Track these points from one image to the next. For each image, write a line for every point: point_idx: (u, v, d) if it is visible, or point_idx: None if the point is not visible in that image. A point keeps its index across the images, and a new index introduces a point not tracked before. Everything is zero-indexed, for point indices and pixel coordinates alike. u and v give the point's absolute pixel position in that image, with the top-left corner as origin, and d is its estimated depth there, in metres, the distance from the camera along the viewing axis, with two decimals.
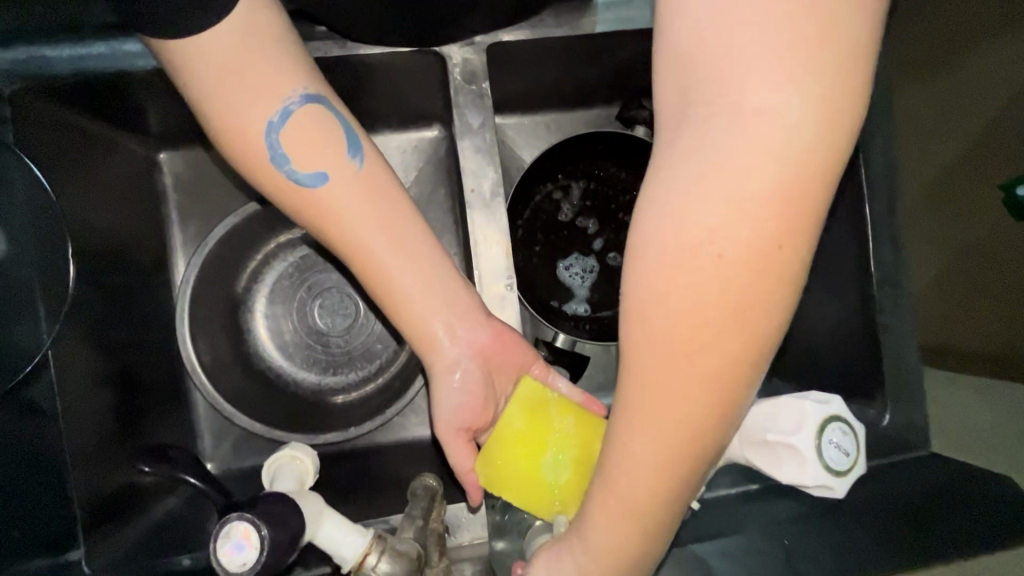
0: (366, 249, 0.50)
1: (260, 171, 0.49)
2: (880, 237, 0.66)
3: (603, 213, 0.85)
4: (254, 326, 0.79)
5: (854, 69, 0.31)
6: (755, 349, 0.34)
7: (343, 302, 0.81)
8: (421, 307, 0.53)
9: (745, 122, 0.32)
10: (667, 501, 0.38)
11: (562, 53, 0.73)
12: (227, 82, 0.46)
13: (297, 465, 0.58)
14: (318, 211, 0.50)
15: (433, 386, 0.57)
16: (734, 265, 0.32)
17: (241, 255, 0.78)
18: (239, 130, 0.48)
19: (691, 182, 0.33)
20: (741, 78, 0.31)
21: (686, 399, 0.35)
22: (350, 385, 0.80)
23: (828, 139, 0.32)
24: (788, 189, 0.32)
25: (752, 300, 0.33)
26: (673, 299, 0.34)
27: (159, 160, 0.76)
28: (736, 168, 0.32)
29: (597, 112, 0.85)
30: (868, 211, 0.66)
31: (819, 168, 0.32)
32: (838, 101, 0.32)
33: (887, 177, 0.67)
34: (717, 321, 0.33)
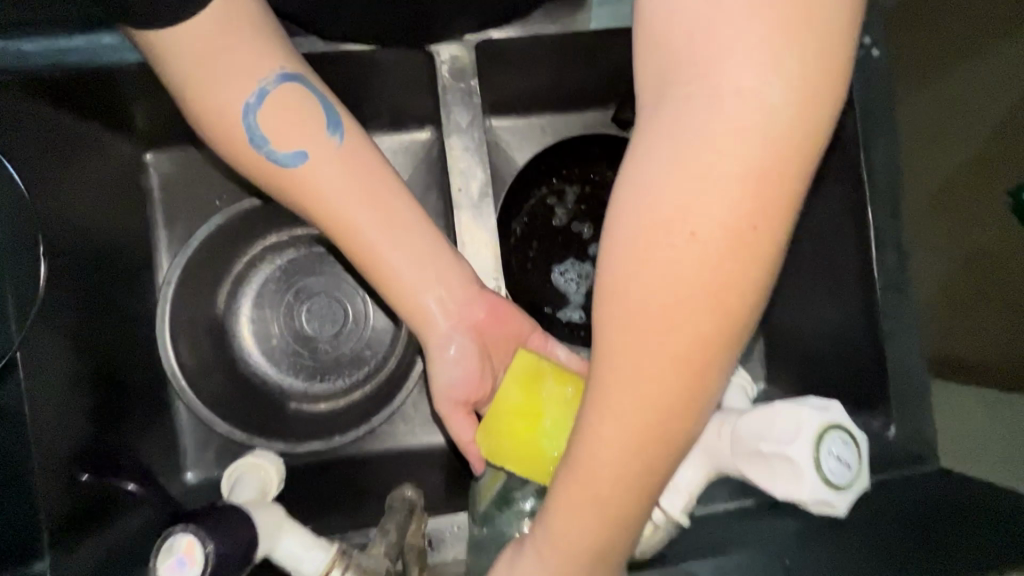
0: (355, 232, 0.48)
1: (241, 155, 0.48)
2: (883, 242, 0.64)
3: (599, 217, 0.83)
4: (239, 330, 0.77)
5: (839, 48, 0.30)
6: (730, 339, 0.32)
7: (332, 306, 0.79)
8: (412, 290, 0.51)
9: (721, 95, 0.30)
10: (635, 503, 0.36)
11: (554, 53, 0.72)
12: (205, 67, 0.45)
13: (261, 474, 0.56)
14: (302, 192, 0.48)
15: (431, 366, 0.56)
16: (707, 247, 0.30)
17: (228, 257, 0.77)
18: (219, 113, 0.47)
19: (663, 161, 0.31)
20: (718, 51, 0.29)
21: (656, 392, 0.33)
22: (337, 392, 0.78)
23: (808, 118, 0.30)
24: (764, 169, 0.30)
25: (726, 287, 0.31)
26: (643, 285, 0.32)
27: (145, 161, 0.75)
28: (709, 144, 0.30)
29: (591, 114, 0.83)
30: (870, 214, 0.64)
31: (798, 149, 0.30)
32: (820, 79, 0.30)
33: (890, 179, 0.65)
34: (689, 308, 0.31)
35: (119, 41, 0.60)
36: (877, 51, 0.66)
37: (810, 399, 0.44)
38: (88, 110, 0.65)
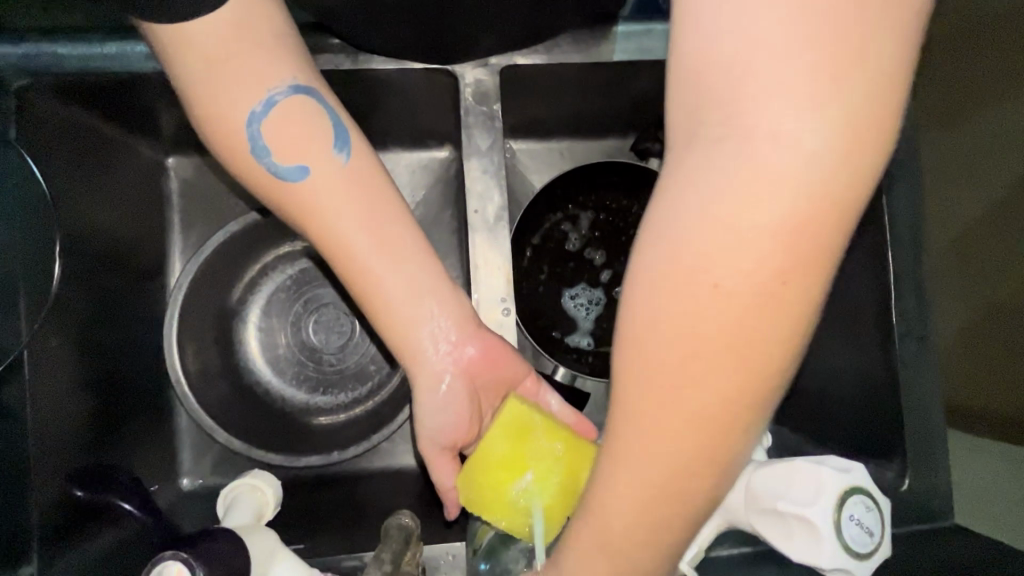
0: (342, 248, 0.48)
1: (243, 165, 0.49)
2: (903, 288, 0.63)
3: (612, 245, 0.83)
4: (245, 338, 0.77)
5: (887, 93, 0.29)
6: (756, 393, 0.31)
7: (339, 320, 0.79)
8: (396, 311, 0.50)
9: (753, 144, 0.29)
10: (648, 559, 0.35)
11: (578, 82, 0.72)
12: (213, 72, 0.45)
13: (257, 496, 0.55)
14: (300, 205, 0.48)
15: (417, 394, 0.55)
16: (732, 300, 0.30)
17: (238, 264, 0.76)
18: (225, 119, 0.47)
19: (692, 208, 0.30)
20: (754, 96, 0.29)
21: (675, 446, 0.32)
22: (339, 407, 0.77)
23: (849, 170, 0.29)
24: (798, 220, 0.29)
25: (754, 341, 0.30)
26: (664, 330, 0.31)
27: (167, 165, 0.75)
28: (742, 193, 0.29)
29: (611, 142, 0.83)
30: (890, 259, 0.63)
31: (835, 200, 0.29)
32: (864, 129, 0.29)
33: (911, 225, 0.64)
34: (713, 358, 0.30)
35: (145, 50, 0.60)
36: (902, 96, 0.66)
37: (829, 456, 0.44)
38: (117, 114, 0.66)
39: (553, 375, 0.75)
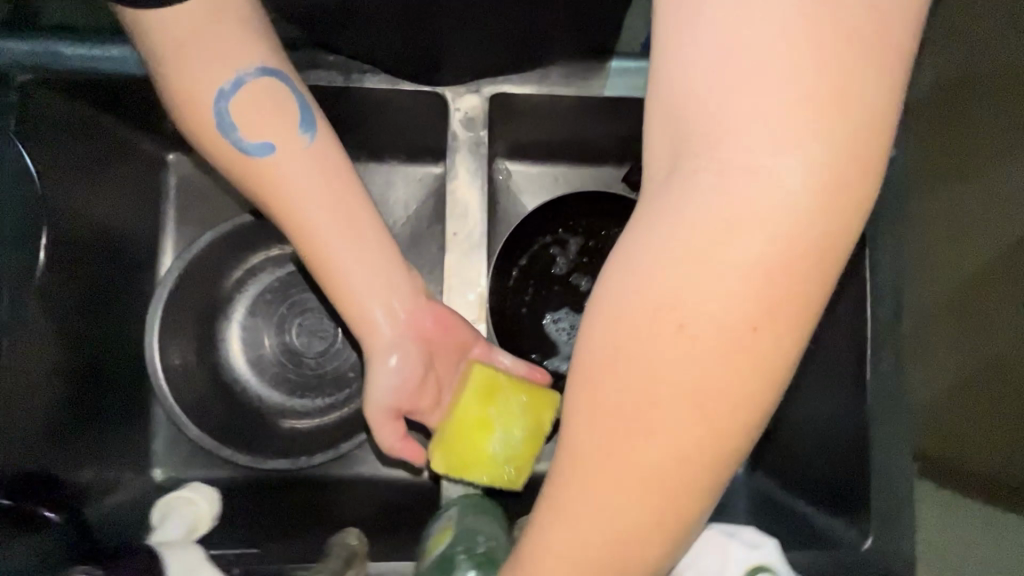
0: (300, 222, 0.49)
1: (212, 142, 0.50)
2: (880, 343, 0.62)
3: (598, 272, 0.83)
4: (228, 337, 0.78)
5: (868, 139, 0.29)
6: (721, 445, 0.31)
7: (321, 324, 0.79)
8: (352, 285, 0.52)
9: (734, 184, 0.29)
10: None
11: (573, 109, 0.73)
12: (187, 58, 0.47)
13: (191, 510, 0.66)
14: (263, 182, 0.49)
15: (370, 369, 0.56)
16: (703, 342, 0.30)
17: (225, 262, 0.77)
18: (197, 101, 0.48)
19: (670, 242, 0.30)
20: (724, 143, 0.29)
21: (637, 490, 0.31)
22: (314, 411, 0.78)
23: (828, 217, 0.30)
24: (768, 265, 0.29)
25: (725, 385, 0.30)
26: (625, 370, 0.31)
27: (167, 161, 0.77)
28: (720, 231, 0.29)
29: (605, 169, 0.84)
30: (869, 312, 0.63)
31: (813, 248, 0.30)
32: (846, 172, 0.29)
33: (894, 280, 0.63)
34: (674, 403, 0.30)
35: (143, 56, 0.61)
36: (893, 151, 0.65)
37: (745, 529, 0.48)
38: (123, 112, 0.68)
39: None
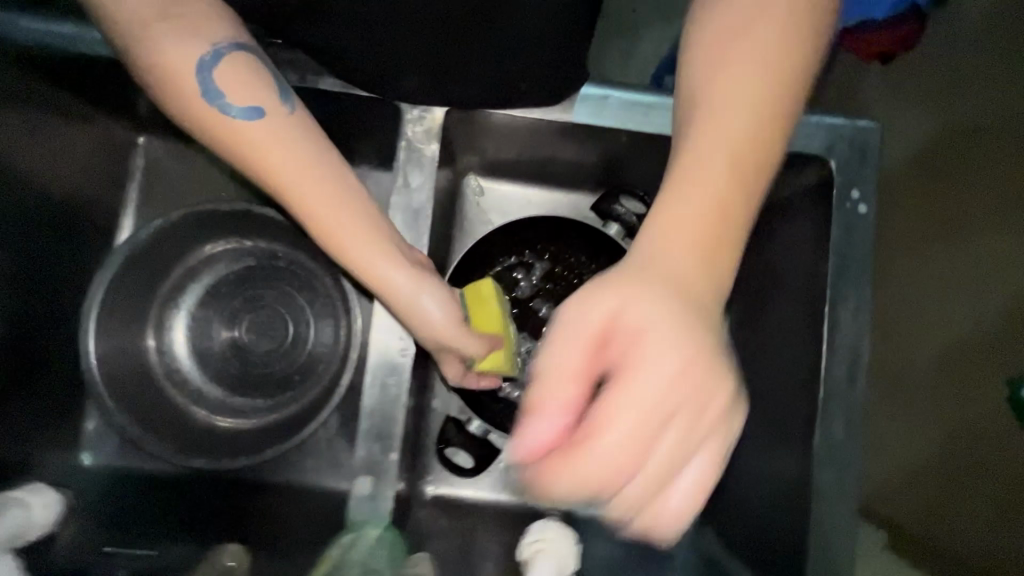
0: (300, 160, 0.51)
1: (196, 105, 0.51)
2: (829, 410, 0.59)
3: (561, 300, 0.80)
4: (175, 325, 0.78)
5: (792, 55, 0.42)
6: (737, 202, 0.41)
7: (268, 323, 0.78)
8: (348, 219, 0.52)
9: (731, 64, 0.42)
10: (688, 405, 0.34)
11: (541, 131, 0.71)
12: (152, 30, 0.49)
13: (23, 514, 0.61)
14: (251, 141, 0.50)
15: (406, 313, 0.55)
16: (712, 166, 0.40)
17: (178, 251, 0.76)
18: (167, 68, 0.50)
19: (705, 105, 0.42)
20: (722, 80, 0.42)
21: (687, 251, 0.39)
22: (254, 411, 0.76)
23: (783, 106, 0.42)
24: (763, 86, 0.41)
25: (738, 184, 0.40)
26: (685, 166, 0.41)
27: (137, 143, 0.77)
28: (715, 105, 0.41)
29: (576, 195, 0.82)
30: (822, 375, 0.59)
31: (770, 127, 0.42)
32: (778, 85, 0.42)
33: (852, 344, 0.59)
34: (702, 198, 0.40)
35: (99, 36, 0.61)
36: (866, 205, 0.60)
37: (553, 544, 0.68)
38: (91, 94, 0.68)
39: (467, 425, 0.73)
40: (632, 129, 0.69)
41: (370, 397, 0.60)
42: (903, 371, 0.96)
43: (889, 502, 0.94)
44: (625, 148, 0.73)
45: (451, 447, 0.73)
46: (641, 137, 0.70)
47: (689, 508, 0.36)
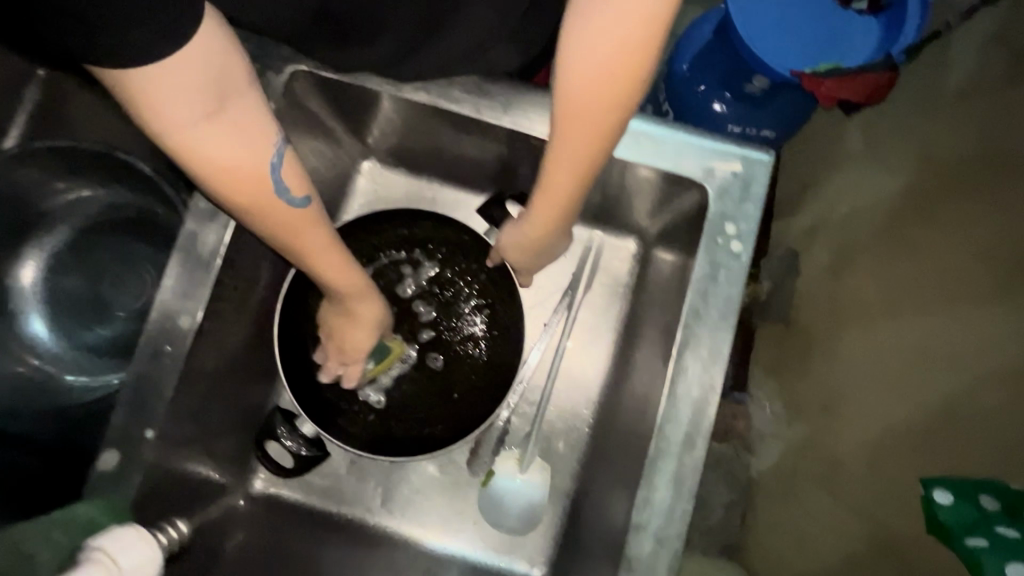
0: (330, 243, 0.55)
1: (238, 194, 0.47)
2: (659, 462, 0.50)
3: (445, 305, 0.75)
4: (28, 261, 0.74)
5: (643, 59, 0.47)
6: (568, 206, 0.56)
7: (119, 274, 0.74)
8: (356, 284, 0.59)
9: (593, 77, 0.47)
10: (560, 227, 0.59)
11: (431, 116, 0.67)
12: (183, 117, 0.43)
13: None
14: (296, 230, 0.52)
15: (363, 322, 0.63)
16: (590, 122, 0.50)
17: (42, 185, 0.73)
18: (207, 156, 0.45)
19: (578, 131, 0.50)
20: (575, 99, 0.48)
21: (564, 193, 0.55)
22: (83, 367, 0.71)
23: (620, 123, 0.51)
24: (622, 97, 0.49)
25: (585, 173, 0.53)
26: (553, 165, 0.53)
27: (37, 79, 0.77)
28: (584, 121, 0.49)
29: (471, 196, 0.78)
30: (659, 420, 0.51)
31: (612, 134, 0.51)
32: (641, 64, 0.48)
33: (701, 389, 0.51)
34: (569, 183, 0.54)
35: None
36: (739, 245, 0.52)
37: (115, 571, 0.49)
38: None
39: (297, 422, 0.68)
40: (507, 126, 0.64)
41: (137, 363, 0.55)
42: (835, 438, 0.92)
43: (802, 547, 0.93)
44: (509, 150, 0.68)
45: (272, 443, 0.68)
46: (521, 139, 0.65)
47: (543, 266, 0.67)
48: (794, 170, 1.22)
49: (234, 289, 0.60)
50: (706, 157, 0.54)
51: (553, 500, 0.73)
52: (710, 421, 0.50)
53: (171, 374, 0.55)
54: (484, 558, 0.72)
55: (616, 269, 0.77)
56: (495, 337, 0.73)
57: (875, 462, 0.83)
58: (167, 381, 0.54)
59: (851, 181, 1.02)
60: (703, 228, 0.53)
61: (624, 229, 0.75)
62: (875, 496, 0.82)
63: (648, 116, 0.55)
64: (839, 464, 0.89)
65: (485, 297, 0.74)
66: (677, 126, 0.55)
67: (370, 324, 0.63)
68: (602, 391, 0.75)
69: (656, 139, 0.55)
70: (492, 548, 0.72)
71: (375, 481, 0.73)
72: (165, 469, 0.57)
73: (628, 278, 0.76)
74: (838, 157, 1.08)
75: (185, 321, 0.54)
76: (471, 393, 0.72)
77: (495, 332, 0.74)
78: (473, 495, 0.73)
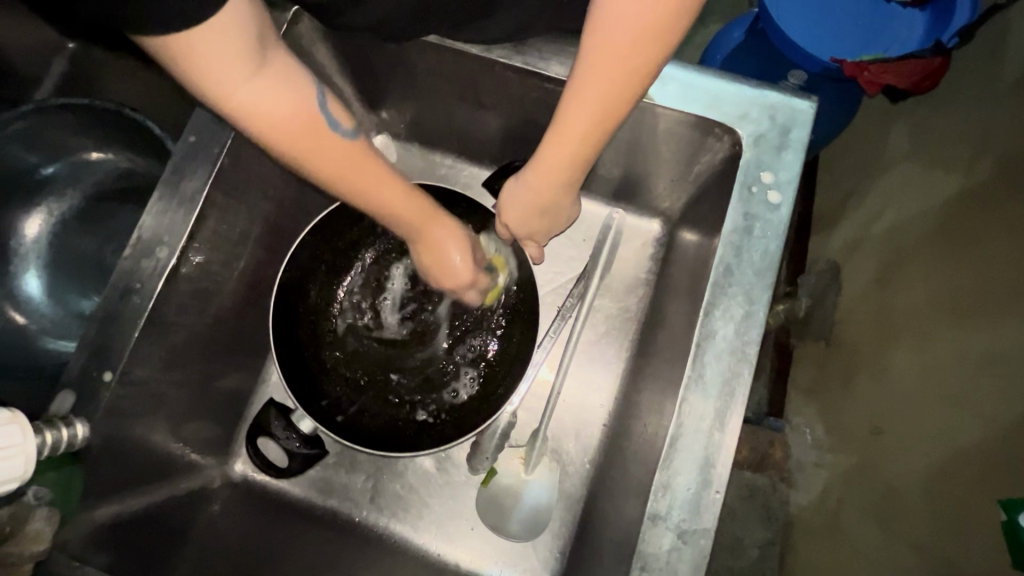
0: (392, 173, 0.50)
1: (290, 145, 0.44)
2: (684, 440, 0.43)
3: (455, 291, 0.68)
4: (34, 216, 0.72)
5: (678, 18, 0.43)
6: (574, 168, 0.53)
7: (120, 236, 0.71)
8: (424, 210, 0.52)
9: (621, 29, 0.43)
10: (560, 190, 0.55)
11: (443, 76, 0.63)
12: (234, 73, 0.40)
13: None
14: (351, 174, 0.47)
15: (439, 258, 0.55)
16: (610, 78, 0.46)
17: (65, 141, 0.74)
18: (260, 110, 0.42)
19: (596, 87, 0.46)
20: (598, 47, 0.45)
21: (570, 152, 0.51)
22: (66, 327, 0.68)
23: (641, 87, 0.47)
24: (666, 29, 0.43)
25: (595, 135, 0.49)
26: (564, 120, 0.49)
27: None
28: (602, 76, 0.46)
29: (485, 173, 0.74)
30: (684, 388, 0.44)
31: (631, 98, 0.47)
32: (675, 25, 0.43)
33: (737, 348, 0.45)
34: (575, 142, 0.50)
35: None
36: (777, 196, 0.49)
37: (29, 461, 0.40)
38: None
39: (294, 417, 0.62)
40: (523, 71, 0.58)
41: (103, 302, 0.50)
42: (892, 465, 0.78)
43: None
44: (525, 115, 0.63)
45: (264, 438, 0.62)
46: (538, 102, 0.61)
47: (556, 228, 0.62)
48: (835, 177, 1.13)
49: (223, 242, 0.56)
50: (744, 108, 0.52)
51: (562, 506, 0.65)
52: (743, 397, 0.43)
53: (132, 317, 0.50)
54: (480, 569, 0.63)
55: (639, 253, 0.70)
56: (511, 331, 0.65)
57: (934, 487, 0.72)
58: (131, 325, 0.50)
59: (903, 181, 0.94)
60: (737, 174, 0.50)
61: (648, 209, 0.69)
62: (938, 528, 0.70)
63: (687, 64, 0.53)
64: (893, 490, 0.77)
65: (505, 281, 0.67)
66: (714, 75, 0.53)
67: (455, 268, 0.56)
68: (620, 386, 0.67)
69: (693, 86, 0.53)
70: (490, 559, 0.64)
71: (366, 474, 0.66)
72: (129, 429, 0.52)
73: (652, 264, 0.69)
74: (888, 160, 0.99)
75: (163, 254, 0.51)
76: (478, 386, 0.64)
77: (507, 324, 0.65)
78: (471, 496, 0.65)
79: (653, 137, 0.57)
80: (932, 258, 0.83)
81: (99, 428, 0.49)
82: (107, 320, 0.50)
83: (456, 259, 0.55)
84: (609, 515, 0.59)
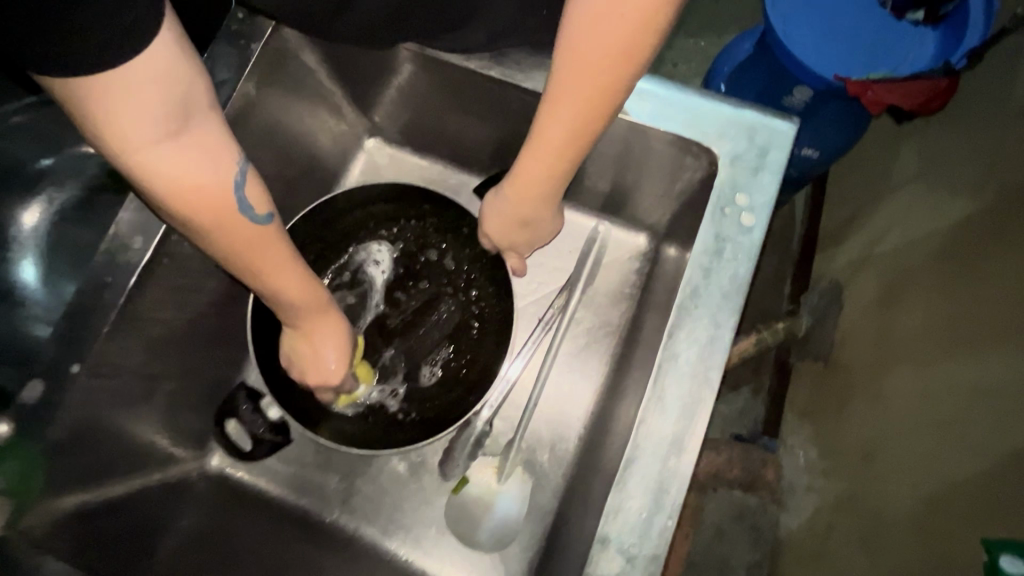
0: (288, 263, 0.48)
1: (191, 216, 0.41)
2: (639, 463, 0.43)
3: (437, 296, 0.68)
4: (34, 207, 0.74)
5: (649, 38, 0.43)
6: (551, 183, 0.53)
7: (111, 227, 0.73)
8: (314, 301, 0.52)
9: (590, 48, 0.43)
10: (539, 207, 0.55)
11: (429, 83, 0.64)
12: (145, 136, 0.36)
13: None
14: (250, 256, 0.45)
15: (315, 349, 0.55)
16: (582, 97, 0.45)
17: (66, 135, 0.76)
18: (165, 175, 0.38)
19: (569, 105, 0.46)
20: (568, 67, 0.44)
21: (547, 168, 0.51)
22: (47, 314, 0.68)
23: (615, 104, 0.46)
24: (637, 48, 0.43)
25: (570, 152, 0.49)
26: (539, 136, 0.49)
27: None
28: (574, 94, 0.45)
29: (473, 180, 0.73)
30: (639, 408, 0.44)
31: (605, 116, 0.47)
32: (646, 45, 0.43)
33: (699, 371, 0.44)
34: (550, 159, 0.50)
35: None
36: (751, 218, 0.48)
37: None
38: None
39: (263, 403, 0.64)
40: (503, 81, 0.58)
41: (79, 294, 0.51)
42: (880, 494, 0.77)
43: None
44: (509, 124, 0.63)
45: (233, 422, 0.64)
46: (521, 113, 0.61)
47: (537, 241, 0.61)
48: (843, 196, 1.11)
49: None
50: (722, 128, 0.52)
51: (531, 519, 0.64)
52: (702, 421, 0.43)
53: (105, 309, 0.51)
54: None
55: (624, 267, 0.69)
56: (486, 341, 0.66)
57: (920, 522, 0.70)
58: (103, 317, 0.51)
59: (907, 204, 0.92)
60: (713, 194, 0.50)
61: (635, 223, 0.68)
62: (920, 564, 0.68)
63: (667, 79, 0.53)
64: (879, 520, 0.75)
65: (487, 288, 0.67)
66: (694, 93, 0.53)
67: (329, 364, 0.56)
68: (597, 400, 0.66)
69: (673, 103, 0.53)
70: (456, 567, 0.63)
71: (339, 475, 0.66)
72: (98, 418, 0.54)
73: (636, 278, 0.68)
74: (895, 181, 0.97)
75: (136, 249, 0.52)
76: (453, 392, 0.65)
77: (485, 331, 0.66)
78: (442, 502, 0.65)
79: (634, 152, 0.57)
80: (929, 284, 0.81)
81: (68, 417, 0.50)
82: (80, 312, 0.51)
83: (331, 361, 0.56)
84: (576, 531, 0.58)
